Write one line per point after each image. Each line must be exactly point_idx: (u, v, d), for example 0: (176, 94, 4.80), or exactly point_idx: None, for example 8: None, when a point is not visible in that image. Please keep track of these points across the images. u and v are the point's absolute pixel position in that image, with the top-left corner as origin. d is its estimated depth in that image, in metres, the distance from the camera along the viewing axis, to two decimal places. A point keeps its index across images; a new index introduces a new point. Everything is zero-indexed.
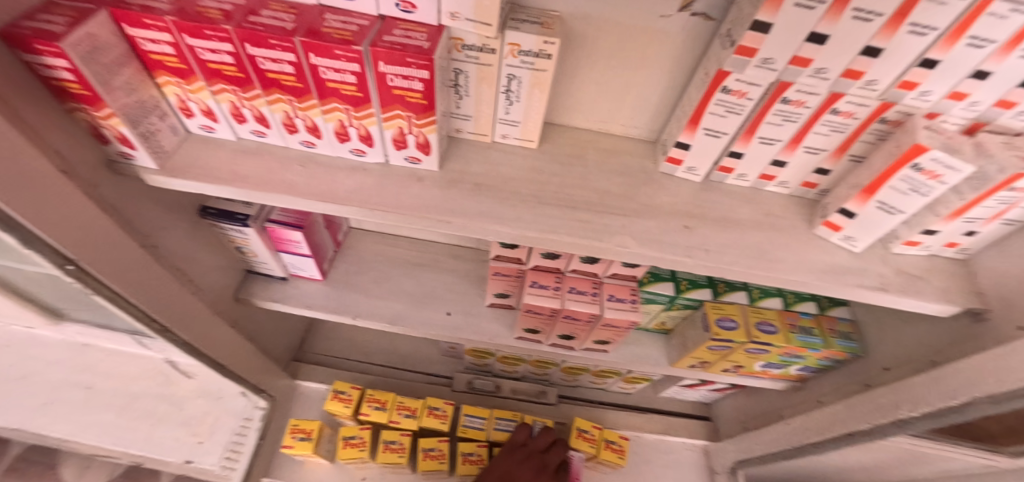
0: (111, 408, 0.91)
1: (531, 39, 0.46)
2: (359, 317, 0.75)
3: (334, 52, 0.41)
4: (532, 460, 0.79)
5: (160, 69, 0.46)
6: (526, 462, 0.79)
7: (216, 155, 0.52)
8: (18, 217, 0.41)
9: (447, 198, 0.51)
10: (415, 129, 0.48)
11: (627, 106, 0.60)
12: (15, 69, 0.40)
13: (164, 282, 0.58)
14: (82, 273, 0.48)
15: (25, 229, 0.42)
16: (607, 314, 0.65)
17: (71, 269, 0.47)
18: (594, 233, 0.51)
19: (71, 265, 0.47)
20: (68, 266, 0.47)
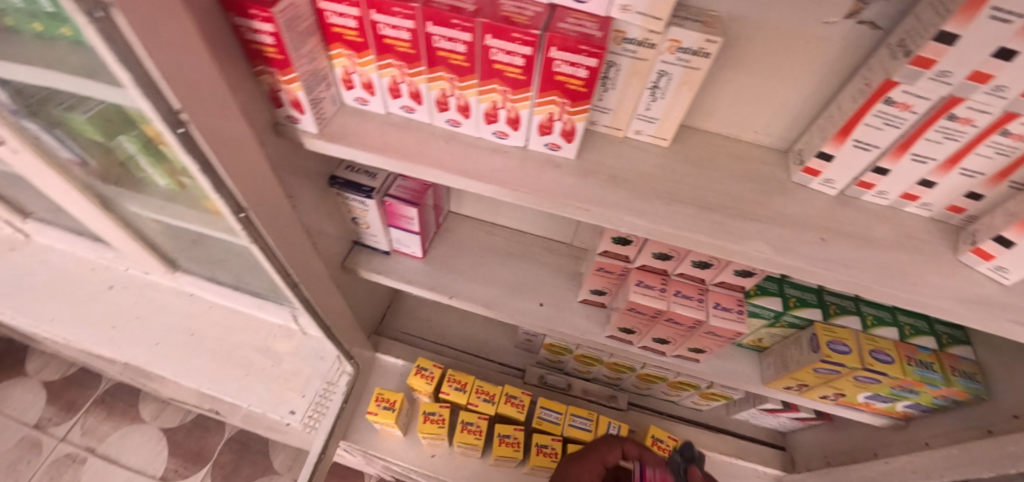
0: (209, 355, 0.99)
1: (693, 36, 0.46)
2: (455, 297, 0.78)
3: (511, 35, 0.43)
4: None
5: (336, 41, 0.49)
6: None
7: (368, 127, 0.55)
8: (217, 164, 0.45)
9: (583, 186, 0.52)
10: (565, 116, 0.49)
11: (764, 112, 0.59)
12: (224, 30, 0.44)
13: (298, 242, 0.62)
14: (249, 222, 0.52)
15: (218, 177, 0.46)
16: (712, 321, 0.64)
17: (242, 217, 0.51)
18: (726, 234, 0.51)
19: (243, 214, 0.51)
20: (241, 214, 0.51)
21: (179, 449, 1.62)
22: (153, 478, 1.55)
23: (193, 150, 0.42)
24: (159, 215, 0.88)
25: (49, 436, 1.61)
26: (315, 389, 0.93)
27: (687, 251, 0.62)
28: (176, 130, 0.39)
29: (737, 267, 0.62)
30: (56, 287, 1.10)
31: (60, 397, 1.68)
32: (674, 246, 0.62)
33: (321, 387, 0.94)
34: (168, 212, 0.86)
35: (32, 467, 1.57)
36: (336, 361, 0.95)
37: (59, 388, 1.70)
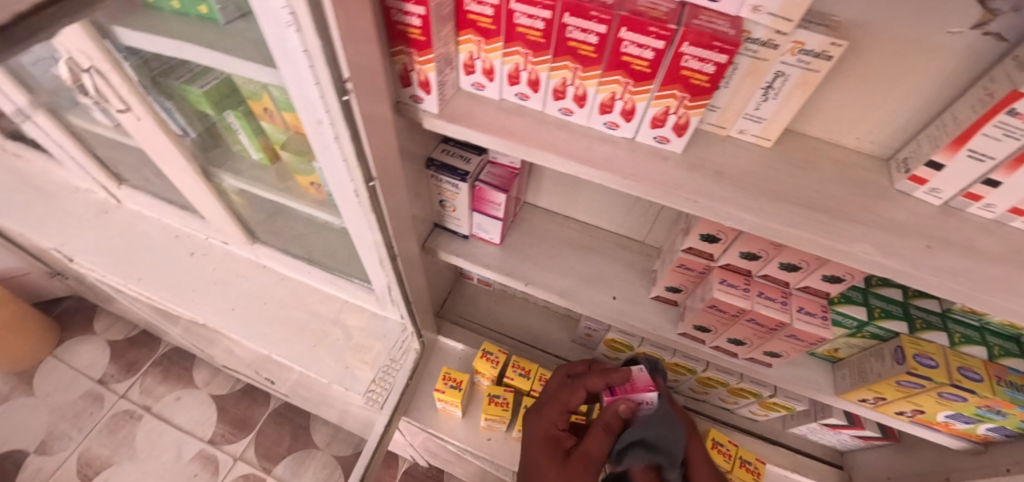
0: (280, 324, 1.05)
1: (819, 38, 0.47)
2: (530, 284, 0.80)
3: (647, 28, 0.45)
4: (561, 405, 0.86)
5: (468, 28, 0.52)
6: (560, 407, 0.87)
7: (484, 111, 0.58)
8: (362, 134, 0.49)
9: (690, 178, 0.54)
10: (682, 110, 0.51)
11: (868, 119, 0.59)
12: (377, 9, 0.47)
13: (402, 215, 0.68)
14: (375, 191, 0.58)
15: (360, 148, 0.51)
16: (796, 324, 0.65)
17: (371, 186, 0.57)
18: (833, 234, 0.51)
19: (372, 183, 0.57)
20: (370, 183, 0.57)
21: (227, 415, 1.71)
22: (201, 440, 1.65)
23: (349, 120, 0.47)
24: (249, 186, 0.96)
25: (111, 392, 1.72)
26: (379, 365, 0.97)
27: (779, 251, 0.62)
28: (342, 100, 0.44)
29: (826, 272, 0.62)
30: (142, 250, 1.19)
31: (122, 356, 1.81)
32: (765, 245, 0.62)
33: (384, 364, 0.98)
34: (260, 182, 0.95)
35: (94, 419, 1.67)
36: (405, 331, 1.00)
37: (122, 348, 1.82)
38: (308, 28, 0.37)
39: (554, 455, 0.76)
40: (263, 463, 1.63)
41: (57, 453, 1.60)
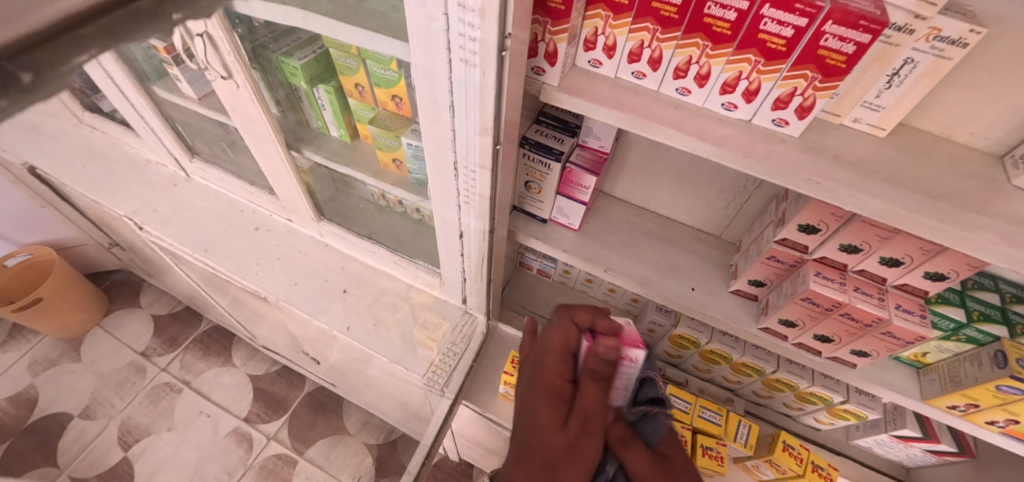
0: (344, 302, 1.07)
1: (958, 25, 0.47)
2: (610, 270, 0.81)
3: (792, 5, 0.45)
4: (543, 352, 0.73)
5: (600, 3, 0.54)
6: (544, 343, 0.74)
7: (599, 87, 0.59)
8: (496, 98, 0.55)
9: (809, 160, 0.54)
10: (809, 92, 0.51)
11: (986, 113, 0.58)
12: None
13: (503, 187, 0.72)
14: (497, 154, 0.63)
15: (494, 111, 0.56)
16: (895, 321, 0.64)
17: (496, 149, 0.62)
18: (957, 222, 0.51)
19: (498, 146, 0.62)
20: (496, 146, 0.62)
21: (262, 395, 1.71)
22: (237, 417, 1.64)
23: (496, 76, 0.52)
24: (327, 162, 0.99)
25: (153, 364, 1.72)
26: (441, 349, 1.00)
27: (883, 244, 0.61)
28: (490, 59, 0.50)
29: (929, 269, 0.61)
30: (210, 223, 1.22)
31: (166, 330, 1.82)
32: (869, 237, 0.62)
33: (446, 347, 1.01)
34: (342, 160, 0.98)
35: (136, 389, 1.66)
36: (469, 315, 1.04)
37: (165, 323, 1.84)
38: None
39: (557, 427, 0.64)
40: (295, 444, 1.61)
41: (99, 418, 1.58)
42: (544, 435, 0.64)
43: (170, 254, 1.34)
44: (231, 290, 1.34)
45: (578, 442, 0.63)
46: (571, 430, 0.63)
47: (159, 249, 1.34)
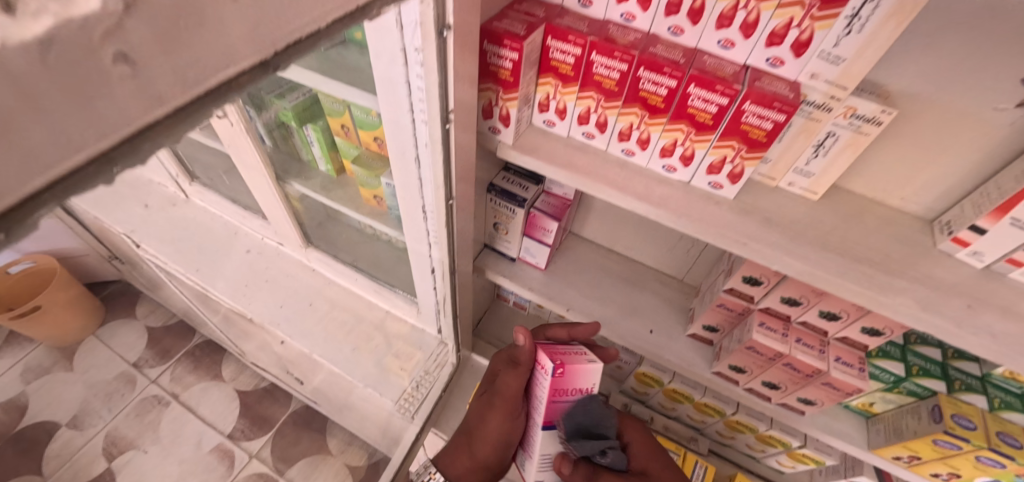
0: (324, 326, 1.11)
1: (871, 106, 0.52)
2: (571, 310, 0.85)
3: (714, 86, 0.50)
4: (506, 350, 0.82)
5: (549, 72, 0.59)
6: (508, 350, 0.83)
7: (552, 145, 0.64)
8: (451, 158, 0.59)
9: (740, 222, 0.59)
10: (738, 160, 0.56)
11: (917, 179, 0.61)
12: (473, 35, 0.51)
13: (467, 229, 0.77)
14: (451, 208, 0.68)
15: (450, 169, 0.61)
16: (833, 373, 0.67)
17: (449, 203, 0.67)
18: (875, 287, 0.55)
19: (450, 201, 0.67)
20: (449, 201, 0.67)
21: (249, 411, 1.71)
22: (221, 434, 1.65)
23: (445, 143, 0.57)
24: (313, 193, 1.05)
25: (143, 376, 1.75)
26: (413, 377, 1.04)
27: (820, 298, 0.65)
28: (444, 124, 0.54)
29: (865, 324, 0.64)
30: (204, 244, 1.27)
31: (159, 342, 1.84)
32: (806, 291, 0.65)
33: (418, 375, 1.03)
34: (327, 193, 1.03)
35: (124, 400, 1.69)
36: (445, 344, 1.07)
37: (159, 335, 1.86)
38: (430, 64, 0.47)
39: (482, 400, 0.78)
40: (277, 464, 1.61)
41: (87, 429, 1.62)
42: (474, 409, 0.79)
43: (164, 271, 1.39)
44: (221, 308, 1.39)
45: (486, 417, 0.75)
46: (484, 405, 0.76)
47: (154, 266, 1.39)
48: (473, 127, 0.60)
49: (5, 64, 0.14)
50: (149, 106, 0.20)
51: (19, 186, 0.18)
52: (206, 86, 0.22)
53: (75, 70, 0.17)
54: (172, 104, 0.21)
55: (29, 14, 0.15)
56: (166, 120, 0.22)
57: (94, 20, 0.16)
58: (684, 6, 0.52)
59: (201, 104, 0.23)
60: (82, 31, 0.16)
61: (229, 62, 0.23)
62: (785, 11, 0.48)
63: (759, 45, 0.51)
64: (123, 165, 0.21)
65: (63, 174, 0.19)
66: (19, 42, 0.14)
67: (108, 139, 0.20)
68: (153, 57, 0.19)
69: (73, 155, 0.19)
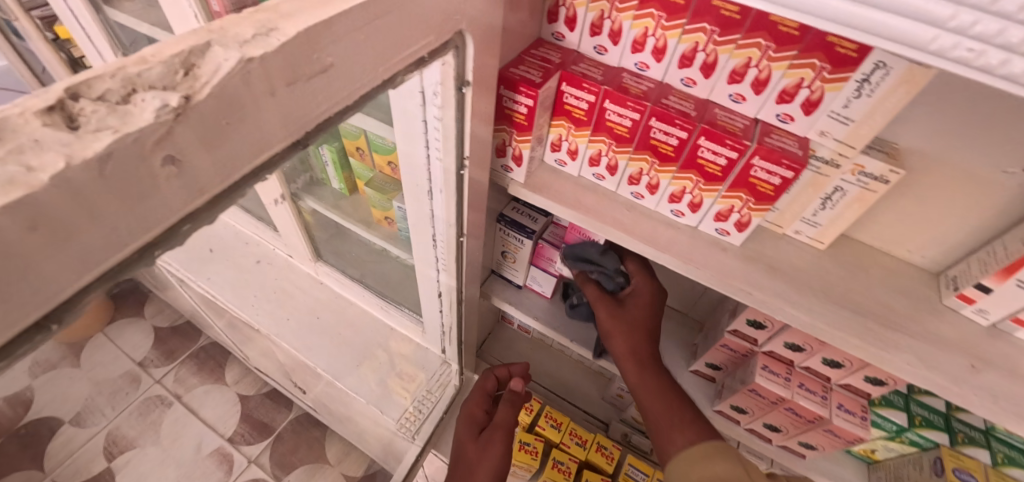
0: (328, 339, 1.11)
1: (878, 164, 0.53)
2: (576, 341, 0.87)
3: (725, 140, 0.51)
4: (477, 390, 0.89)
5: (562, 116, 0.60)
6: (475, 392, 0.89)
7: (563, 185, 0.65)
8: (464, 198, 0.61)
9: (745, 270, 0.60)
10: (745, 210, 0.57)
11: (923, 234, 0.61)
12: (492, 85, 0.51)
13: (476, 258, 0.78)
14: (463, 244, 0.70)
15: (462, 208, 0.63)
16: (835, 421, 0.67)
17: (461, 240, 0.69)
18: (876, 341, 0.55)
19: (462, 238, 0.69)
20: (460, 238, 0.69)
21: (250, 416, 1.73)
22: (222, 438, 1.66)
23: (459, 185, 0.58)
24: (326, 210, 1.03)
25: (148, 375, 1.75)
26: (417, 395, 1.07)
27: (824, 347, 0.65)
28: (458, 170, 0.55)
29: (868, 374, 0.65)
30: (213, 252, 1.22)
31: (164, 342, 1.85)
32: (809, 339, 0.66)
33: (421, 395, 1.07)
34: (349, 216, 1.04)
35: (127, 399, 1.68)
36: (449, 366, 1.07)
37: (166, 335, 1.87)
38: (449, 108, 0.47)
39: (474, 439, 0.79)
40: (275, 471, 1.62)
41: (88, 427, 1.60)
42: (466, 445, 0.78)
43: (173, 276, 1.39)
44: (228, 315, 1.39)
45: (487, 447, 0.76)
46: (483, 439, 0.78)
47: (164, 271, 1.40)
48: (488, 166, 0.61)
49: (68, 183, 0.16)
50: (190, 197, 0.22)
51: (74, 281, 0.19)
52: (243, 171, 0.24)
53: (128, 176, 0.19)
54: (211, 192, 0.23)
55: (91, 132, 0.18)
56: (206, 207, 0.24)
57: (146, 133, 0.18)
58: (697, 59, 0.53)
59: (240, 187, 0.25)
60: (135, 144, 0.18)
61: (264, 146, 0.25)
62: (796, 71, 0.49)
63: (770, 101, 0.52)
64: (164, 248, 0.23)
65: (114, 263, 0.21)
66: (81, 161, 0.16)
67: (153, 231, 0.21)
68: (197, 153, 0.21)
69: (122, 248, 0.20)
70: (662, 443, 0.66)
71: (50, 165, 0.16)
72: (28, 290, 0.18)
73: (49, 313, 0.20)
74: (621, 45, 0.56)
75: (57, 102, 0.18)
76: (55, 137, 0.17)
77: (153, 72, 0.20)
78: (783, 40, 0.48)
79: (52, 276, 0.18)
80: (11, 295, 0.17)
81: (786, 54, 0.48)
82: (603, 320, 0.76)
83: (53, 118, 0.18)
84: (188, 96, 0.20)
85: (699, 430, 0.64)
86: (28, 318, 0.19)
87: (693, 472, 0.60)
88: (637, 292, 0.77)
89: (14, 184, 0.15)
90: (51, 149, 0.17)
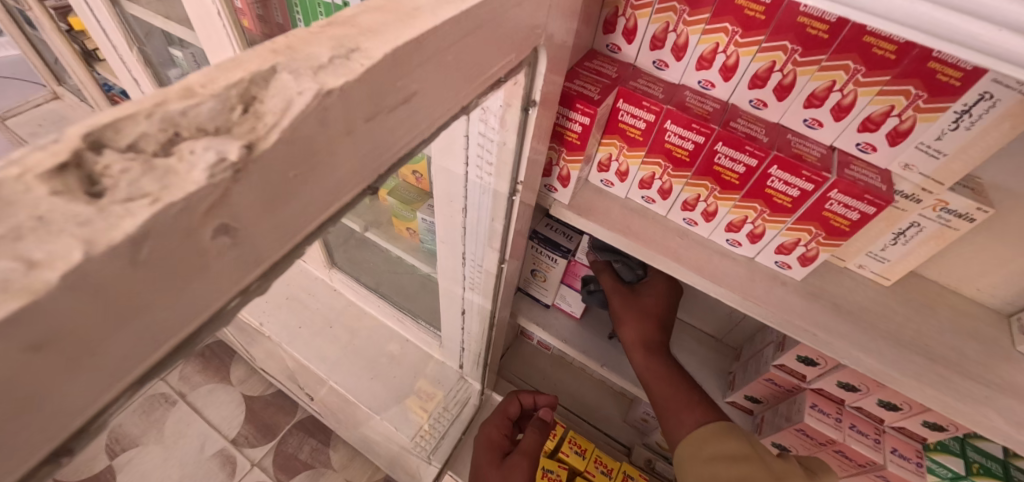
0: (343, 349, 1.07)
1: (965, 201, 0.47)
2: (606, 366, 0.82)
3: (800, 171, 0.47)
4: (498, 416, 0.86)
5: (616, 134, 0.56)
6: (497, 420, 0.86)
7: (610, 207, 0.61)
8: (507, 223, 0.56)
9: (808, 308, 0.55)
10: (813, 244, 0.52)
11: (997, 274, 0.57)
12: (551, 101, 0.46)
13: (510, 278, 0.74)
14: (502, 270, 0.66)
15: (504, 233, 0.58)
16: (890, 467, 0.64)
17: (500, 266, 0.65)
18: (956, 393, 0.50)
19: (502, 265, 0.65)
20: (501, 264, 0.65)
21: (255, 417, 1.62)
22: (224, 439, 1.50)
23: (505, 209, 0.54)
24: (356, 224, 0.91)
25: None
26: (433, 412, 1.04)
27: (881, 389, 0.60)
28: (510, 195, 0.52)
29: (929, 419, 0.60)
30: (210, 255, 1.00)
31: None
32: (866, 380, 0.61)
33: (438, 412, 1.04)
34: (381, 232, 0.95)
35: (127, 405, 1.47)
36: (467, 383, 1.05)
37: None
38: (509, 131, 0.43)
39: (495, 468, 0.75)
40: (278, 474, 1.50)
41: None
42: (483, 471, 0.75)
43: None
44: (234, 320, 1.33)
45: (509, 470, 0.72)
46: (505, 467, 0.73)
47: None
48: (536, 187, 0.56)
49: (85, 284, 0.11)
50: (246, 272, 0.17)
51: (94, 401, 0.14)
52: (307, 230, 0.19)
53: (170, 261, 0.14)
54: (267, 262, 0.18)
55: (119, 203, 0.12)
56: (258, 281, 0.19)
57: (195, 200, 0.13)
58: (772, 80, 0.48)
59: (300, 248, 0.20)
60: (181, 216, 0.13)
61: (334, 199, 0.20)
62: (886, 98, 0.44)
63: (851, 128, 0.48)
64: (209, 334, 0.18)
65: (147, 368, 0.16)
66: (107, 247, 0.12)
67: (201, 319, 0.17)
68: (256, 220, 0.16)
69: (158, 350, 0.15)
70: (668, 426, 0.61)
71: (62, 258, 0.11)
72: (32, 424, 0.13)
73: (63, 442, 0.15)
74: (685, 61, 0.52)
75: (73, 155, 0.13)
76: (68, 211, 0.12)
77: (203, 110, 0.15)
78: (876, 64, 0.43)
79: (61, 403, 0.13)
80: (8, 435, 0.12)
81: (878, 79, 0.44)
82: (615, 308, 0.71)
83: (67, 180, 0.12)
84: (251, 144, 0.14)
85: (707, 410, 0.59)
86: (34, 454, 0.14)
87: (700, 454, 0.54)
88: (655, 286, 0.73)
89: (7, 292, 0.11)
90: (61, 231, 0.12)
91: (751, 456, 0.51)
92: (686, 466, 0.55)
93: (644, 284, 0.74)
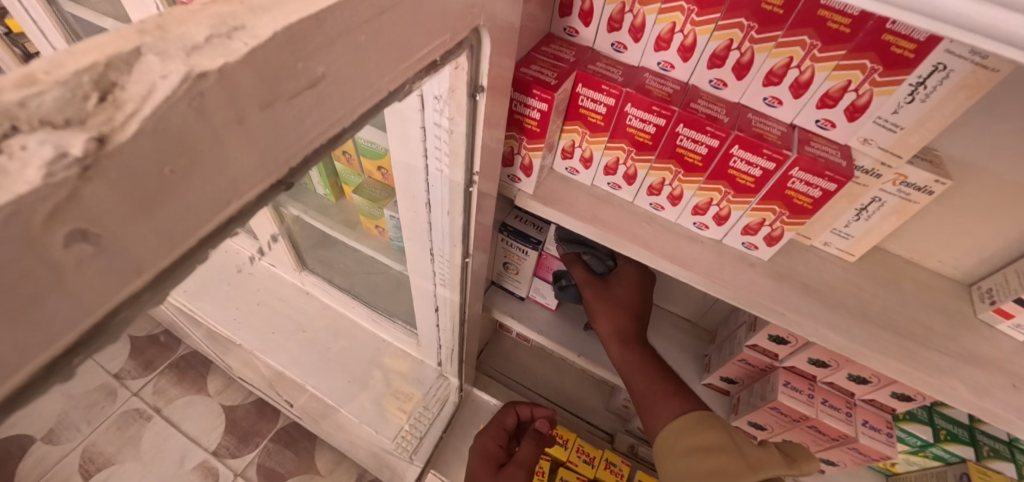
0: (319, 353, 1.04)
1: (924, 175, 0.47)
2: (583, 356, 0.82)
3: (761, 149, 0.46)
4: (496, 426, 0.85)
5: (577, 120, 0.54)
6: (494, 429, 0.84)
7: (576, 196, 0.59)
8: (469, 216, 0.55)
9: (776, 288, 0.55)
10: (778, 223, 0.52)
11: (956, 245, 0.58)
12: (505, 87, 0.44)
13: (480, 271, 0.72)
14: (467, 265, 0.64)
15: (466, 226, 0.56)
16: (861, 439, 0.65)
17: (465, 261, 0.63)
18: (921, 363, 0.51)
19: (466, 260, 0.63)
20: (465, 259, 0.63)
21: (235, 427, 1.47)
22: (205, 451, 1.40)
23: (465, 201, 0.52)
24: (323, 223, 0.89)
25: None
26: (414, 412, 1.03)
27: (850, 363, 0.61)
28: (468, 185, 0.50)
29: (897, 390, 0.61)
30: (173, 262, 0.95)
31: None
32: (836, 356, 0.61)
33: (418, 411, 1.03)
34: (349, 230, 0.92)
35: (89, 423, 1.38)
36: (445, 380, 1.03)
37: None
38: (462, 118, 0.41)
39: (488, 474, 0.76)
40: None
41: None
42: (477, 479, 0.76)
43: None
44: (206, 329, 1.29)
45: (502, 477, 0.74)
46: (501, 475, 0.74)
47: None
48: (496, 176, 0.55)
49: None
50: (123, 281, 0.15)
51: None
52: (204, 231, 0.18)
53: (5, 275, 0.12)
54: (152, 271, 0.17)
55: None
56: (148, 290, 0.17)
57: (30, 203, 0.11)
58: (730, 59, 0.47)
59: (198, 251, 0.19)
60: (12, 223, 0.11)
61: (232, 195, 0.18)
62: (841, 73, 0.44)
63: (810, 105, 0.47)
64: (86, 352, 0.16)
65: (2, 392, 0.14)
66: None
67: (71, 334, 0.15)
68: (126, 225, 0.14)
69: (15, 371, 0.14)
70: (645, 417, 0.61)
71: None
72: None
73: None
74: (643, 42, 0.51)
75: None
76: None
77: (47, 99, 0.12)
78: (830, 39, 0.42)
79: None
80: None
81: (833, 54, 0.43)
82: (587, 300, 0.70)
83: None
84: (103, 136, 0.13)
85: (680, 401, 0.59)
86: None
87: (675, 449, 0.55)
88: (627, 274, 0.73)
89: None
90: None
91: (727, 446, 0.51)
92: (664, 462, 0.55)
93: (615, 275, 0.74)
